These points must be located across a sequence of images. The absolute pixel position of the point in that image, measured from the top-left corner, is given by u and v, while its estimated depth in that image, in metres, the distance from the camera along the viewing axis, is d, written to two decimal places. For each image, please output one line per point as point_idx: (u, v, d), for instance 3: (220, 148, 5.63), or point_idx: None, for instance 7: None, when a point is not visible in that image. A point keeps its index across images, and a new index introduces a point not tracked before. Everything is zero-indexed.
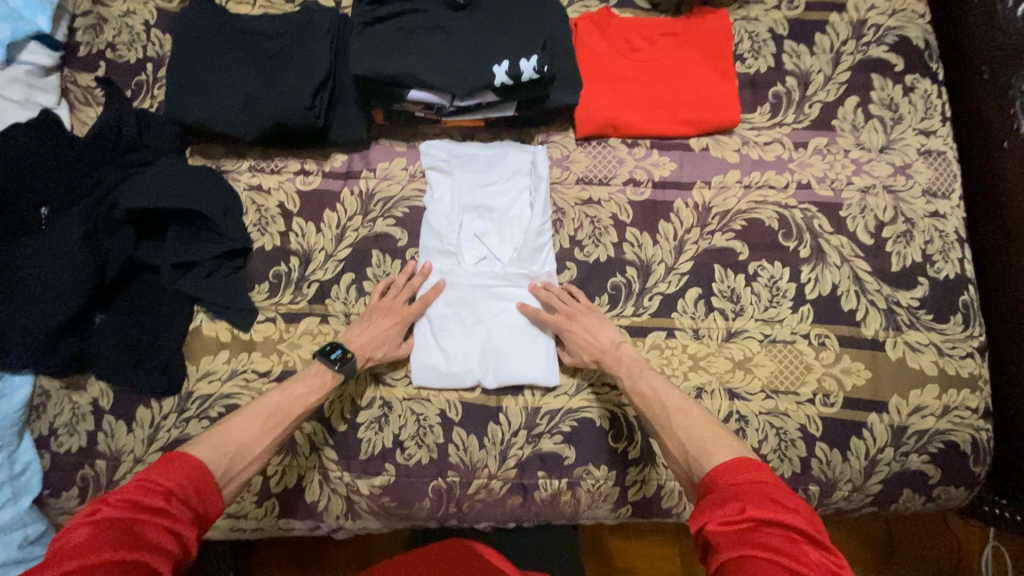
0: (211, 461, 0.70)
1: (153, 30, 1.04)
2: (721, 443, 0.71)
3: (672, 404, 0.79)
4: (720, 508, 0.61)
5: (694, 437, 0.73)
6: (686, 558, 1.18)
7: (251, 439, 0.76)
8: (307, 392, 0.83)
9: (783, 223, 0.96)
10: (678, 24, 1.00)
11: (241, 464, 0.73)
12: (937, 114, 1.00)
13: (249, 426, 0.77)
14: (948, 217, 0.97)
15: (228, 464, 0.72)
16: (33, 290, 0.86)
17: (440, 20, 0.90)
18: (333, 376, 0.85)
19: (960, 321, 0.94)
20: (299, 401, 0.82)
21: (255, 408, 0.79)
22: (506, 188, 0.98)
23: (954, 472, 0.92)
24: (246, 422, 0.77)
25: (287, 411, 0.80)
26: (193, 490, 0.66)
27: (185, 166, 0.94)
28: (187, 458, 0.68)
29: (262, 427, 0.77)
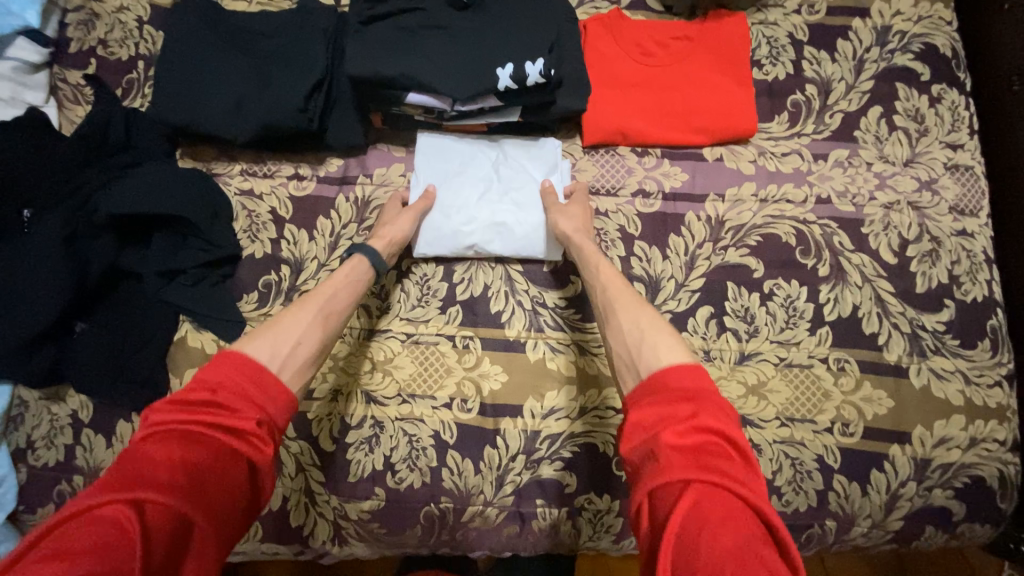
0: (257, 352, 0.64)
1: (145, 27, 1.00)
2: (669, 342, 0.63)
3: (626, 299, 0.71)
4: (670, 416, 0.54)
5: (643, 331, 0.65)
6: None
7: (291, 327, 0.69)
8: (340, 276, 0.78)
9: (801, 240, 0.90)
10: (692, 27, 0.96)
11: (284, 351, 0.66)
12: (965, 126, 0.95)
13: (292, 319, 0.70)
14: (976, 236, 0.91)
15: (271, 350, 0.65)
16: (10, 296, 0.82)
17: (442, 20, 0.85)
18: (360, 262, 0.80)
19: (989, 347, 0.88)
20: (330, 285, 0.76)
21: (297, 303, 0.73)
22: (519, 180, 0.93)
23: (980, 509, 0.86)
24: (294, 312, 0.71)
25: (325, 295, 0.74)
26: (243, 380, 0.60)
27: (172, 169, 0.89)
28: (237, 355, 0.62)
29: (310, 314, 0.71)
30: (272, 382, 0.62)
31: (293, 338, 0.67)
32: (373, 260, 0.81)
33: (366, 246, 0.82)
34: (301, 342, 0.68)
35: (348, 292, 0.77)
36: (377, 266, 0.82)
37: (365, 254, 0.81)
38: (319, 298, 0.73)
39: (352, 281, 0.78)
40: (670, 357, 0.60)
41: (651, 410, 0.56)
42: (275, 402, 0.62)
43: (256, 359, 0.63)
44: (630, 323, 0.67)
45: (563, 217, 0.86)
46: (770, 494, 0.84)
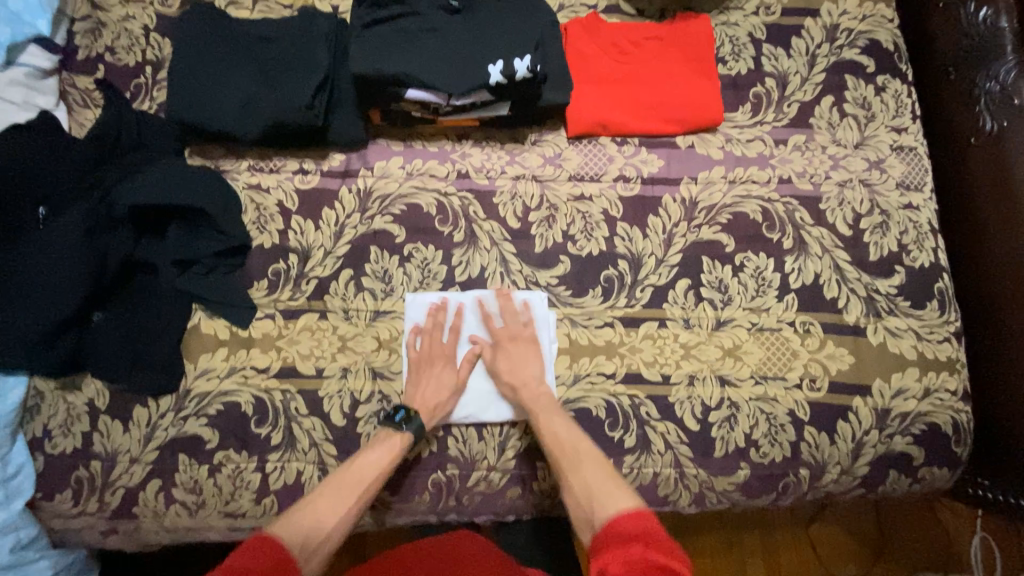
0: (290, 539, 0.70)
1: (151, 35, 1.06)
2: (616, 494, 0.73)
3: (570, 455, 0.80)
4: (621, 551, 0.64)
5: (594, 490, 0.75)
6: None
7: (326, 514, 0.75)
8: (377, 456, 0.83)
9: (767, 216, 1.00)
10: (662, 29, 1.05)
11: (320, 539, 0.72)
12: (908, 112, 1.06)
13: (331, 503, 0.76)
14: (921, 209, 1.02)
15: (305, 538, 0.71)
16: (31, 288, 0.86)
17: (435, 23, 0.93)
18: (403, 438, 0.85)
19: (937, 308, 0.98)
20: (366, 465, 0.82)
21: (332, 484, 0.79)
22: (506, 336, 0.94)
23: (936, 453, 0.95)
24: (329, 496, 0.77)
25: (359, 482, 0.80)
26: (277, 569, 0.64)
27: (184, 166, 0.95)
28: (275, 544, 0.67)
29: (348, 504, 0.77)
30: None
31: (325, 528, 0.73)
32: (415, 437, 0.86)
33: (415, 421, 0.86)
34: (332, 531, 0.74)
35: (379, 471, 0.82)
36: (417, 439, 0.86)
37: (411, 428, 0.85)
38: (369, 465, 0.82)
39: (381, 468, 0.82)
40: (620, 505, 0.71)
41: (605, 555, 0.65)
42: None
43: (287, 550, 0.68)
44: (580, 485, 0.76)
45: (500, 359, 0.92)
46: (748, 447, 0.92)
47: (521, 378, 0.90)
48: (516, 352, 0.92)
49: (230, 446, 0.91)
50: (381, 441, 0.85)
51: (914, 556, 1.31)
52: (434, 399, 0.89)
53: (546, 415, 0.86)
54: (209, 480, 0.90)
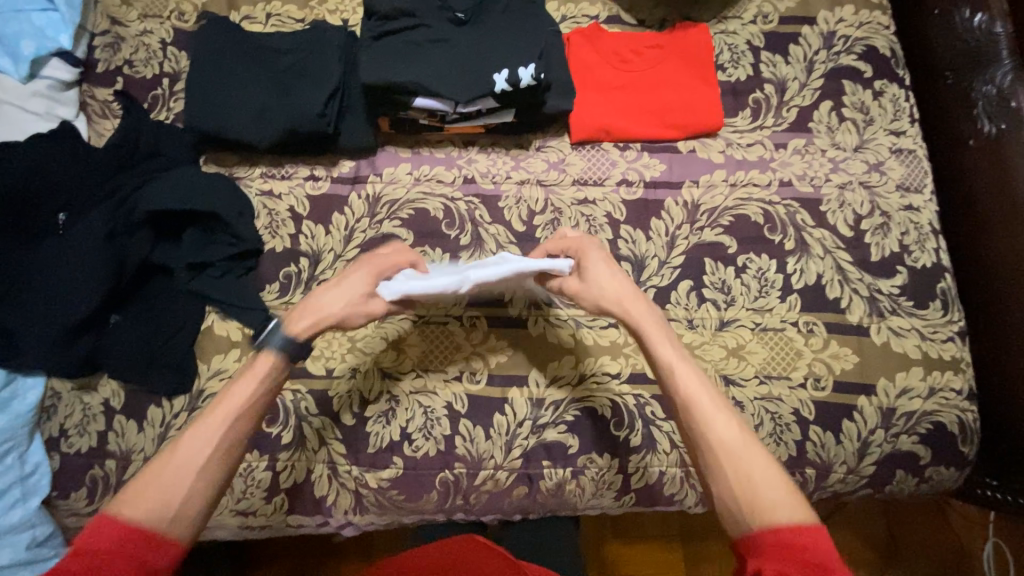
0: (141, 510, 0.57)
1: (169, 48, 1.10)
2: (767, 471, 0.59)
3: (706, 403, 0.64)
4: (784, 558, 0.52)
5: (739, 455, 0.60)
6: (691, 561, 1.19)
7: (187, 460, 0.61)
8: (245, 380, 0.68)
9: (768, 218, 1.02)
10: (662, 38, 1.08)
11: (179, 494, 0.59)
12: (906, 116, 1.08)
13: (189, 444, 0.62)
14: (921, 210, 1.03)
15: (163, 503, 0.58)
16: (51, 291, 0.89)
17: (442, 34, 0.97)
18: (269, 360, 0.70)
19: (939, 307, 0.99)
20: (234, 389, 0.67)
21: (201, 420, 0.64)
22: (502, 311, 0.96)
23: (943, 452, 0.95)
24: (189, 440, 0.62)
25: (223, 416, 0.65)
26: (128, 544, 0.55)
27: (199, 173, 0.98)
28: (116, 521, 0.55)
29: (212, 440, 0.63)
30: (163, 540, 0.57)
31: (184, 485, 0.60)
32: (281, 351, 0.70)
33: (275, 334, 0.72)
34: (196, 484, 0.61)
35: (247, 399, 0.66)
36: (288, 356, 0.71)
37: (275, 345, 0.70)
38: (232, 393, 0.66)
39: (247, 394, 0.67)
40: (772, 491, 0.57)
41: (766, 562, 0.52)
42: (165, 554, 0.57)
43: (137, 522, 0.56)
44: (722, 442, 0.61)
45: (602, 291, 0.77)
46: None
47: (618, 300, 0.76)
48: (607, 276, 0.78)
49: None
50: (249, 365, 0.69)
51: (927, 560, 1.30)
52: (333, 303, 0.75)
53: (664, 348, 0.70)
54: None
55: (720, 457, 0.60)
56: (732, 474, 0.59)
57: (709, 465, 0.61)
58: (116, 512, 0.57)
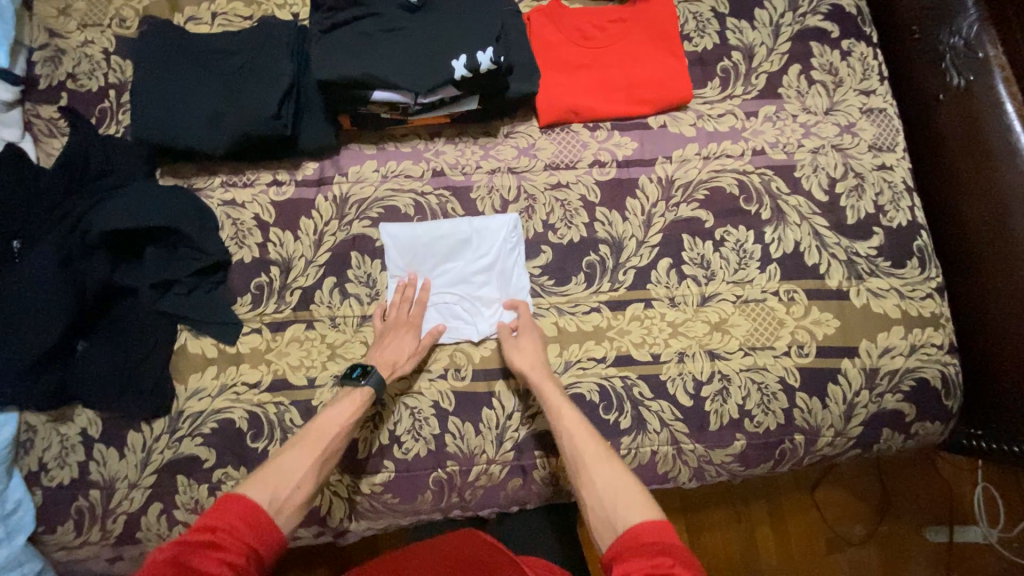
0: (259, 495, 0.69)
1: (111, 58, 1.04)
2: (639, 495, 0.69)
3: (592, 453, 0.77)
4: (646, 561, 0.58)
5: (615, 492, 0.70)
6: None
7: (291, 470, 0.74)
8: (339, 414, 0.83)
9: (743, 189, 1.01)
10: (624, 11, 1.05)
11: (287, 493, 0.71)
12: (874, 74, 1.06)
13: (296, 458, 0.76)
14: (895, 168, 1.03)
15: (272, 497, 0.70)
16: (11, 322, 0.85)
17: (395, 23, 0.93)
18: (363, 393, 0.85)
19: (917, 265, 0.99)
20: (332, 421, 0.82)
21: (297, 444, 0.79)
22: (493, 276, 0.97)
23: (927, 408, 0.96)
24: (293, 454, 0.77)
25: (319, 440, 0.79)
26: (244, 522, 0.64)
27: (156, 187, 0.94)
28: (241, 498, 0.67)
29: (312, 457, 0.77)
30: (269, 521, 0.67)
31: (293, 482, 0.73)
32: (376, 391, 0.86)
33: (371, 375, 0.86)
34: (298, 487, 0.73)
35: (341, 426, 0.82)
36: (379, 394, 0.87)
37: (370, 382, 0.85)
38: (331, 422, 0.82)
39: (341, 425, 0.82)
40: (643, 513, 0.66)
41: (628, 565, 0.59)
42: (265, 541, 0.65)
43: (256, 502, 0.68)
44: (602, 482, 0.72)
45: (516, 349, 0.90)
46: (743, 418, 0.93)
47: (537, 366, 0.88)
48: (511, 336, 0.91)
49: (228, 463, 0.91)
50: (343, 399, 0.85)
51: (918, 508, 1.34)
52: (394, 358, 0.89)
53: (563, 408, 0.83)
54: (211, 499, 0.90)
55: (594, 488, 0.72)
56: (608, 505, 0.69)
57: (591, 506, 0.71)
58: (240, 494, 0.68)
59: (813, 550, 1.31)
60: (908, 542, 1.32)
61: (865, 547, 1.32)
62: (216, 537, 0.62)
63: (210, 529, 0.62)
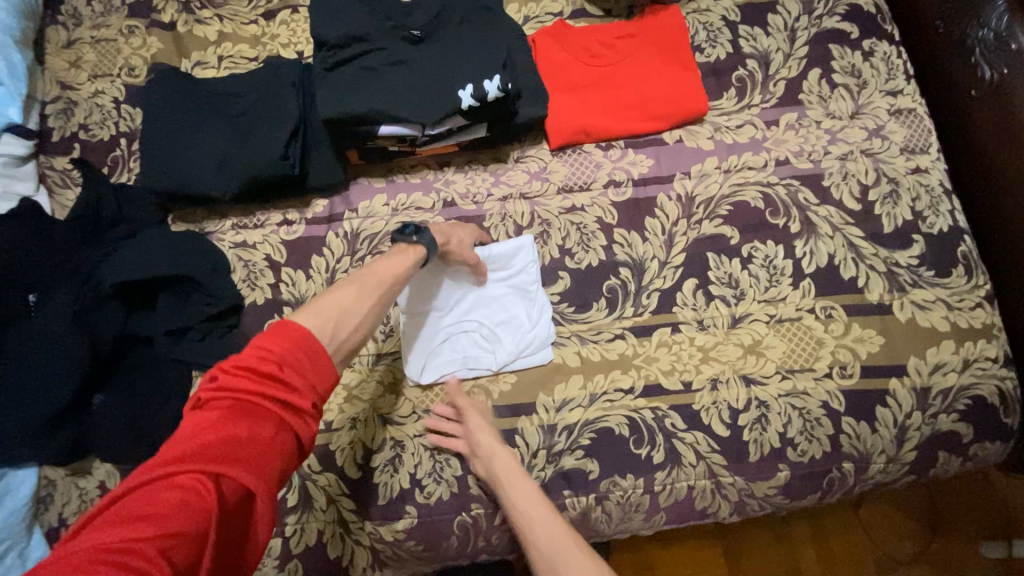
0: (315, 325, 0.62)
1: (122, 106, 1.05)
2: None
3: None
4: None
5: None
6: (731, 558, 1.23)
7: (349, 305, 0.67)
8: (395, 263, 0.76)
9: (768, 202, 0.96)
10: (632, 26, 1.02)
11: (345, 335, 0.65)
12: (901, 74, 1.01)
13: (353, 295, 0.68)
14: (930, 171, 0.96)
15: (331, 331, 0.63)
16: (29, 377, 0.85)
17: (400, 55, 0.91)
18: (417, 250, 0.79)
19: (963, 273, 0.92)
20: (387, 267, 0.74)
21: (355, 278, 0.71)
22: (510, 307, 0.94)
23: (987, 427, 0.89)
24: (349, 291, 0.68)
25: (380, 281, 0.72)
26: (299, 354, 0.58)
27: (168, 233, 0.93)
28: (295, 325, 0.60)
29: (370, 301, 0.69)
30: (328, 362, 0.60)
31: (353, 321, 0.66)
32: (428, 249, 0.80)
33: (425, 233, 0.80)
34: (357, 327, 0.66)
35: (400, 275, 0.74)
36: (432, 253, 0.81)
37: (422, 239, 0.79)
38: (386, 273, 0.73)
39: (401, 271, 0.74)
40: None
41: None
42: (325, 381, 0.60)
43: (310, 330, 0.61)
44: None
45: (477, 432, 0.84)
46: (785, 446, 0.87)
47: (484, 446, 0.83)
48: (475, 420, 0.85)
49: None
50: (398, 250, 0.78)
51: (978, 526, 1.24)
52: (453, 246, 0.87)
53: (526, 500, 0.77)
54: None
55: None
56: None
57: None
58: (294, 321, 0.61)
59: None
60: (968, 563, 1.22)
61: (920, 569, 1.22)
62: (277, 372, 0.56)
63: (268, 356, 0.57)
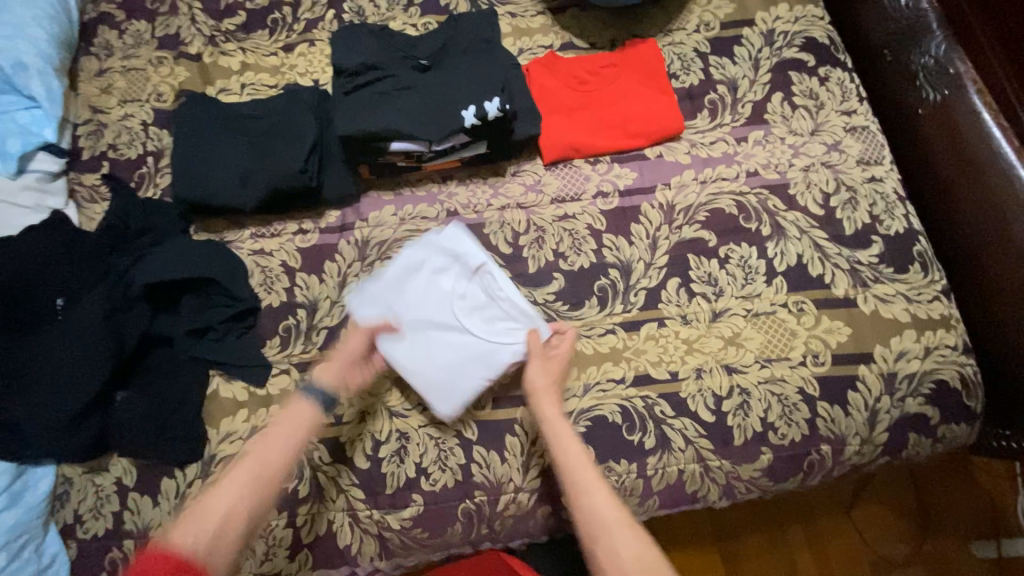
0: (189, 542, 0.64)
1: (150, 128, 1.15)
2: None
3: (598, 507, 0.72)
4: None
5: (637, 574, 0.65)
6: (730, 561, 1.27)
7: (225, 496, 0.69)
8: (282, 441, 0.76)
9: (741, 208, 1.06)
10: (615, 57, 1.15)
11: (210, 541, 0.65)
12: (853, 96, 1.14)
13: (223, 488, 0.69)
14: (884, 180, 1.08)
15: (201, 534, 0.65)
16: (57, 373, 0.89)
17: (409, 81, 1.02)
18: (306, 412, 0.79)
19: (920, 269, 1.02)
20: (268, 446, 0.74)
21: (236, 467, 0.72)
22: (470, 298, 0.97)
23: (951, 410, 0.96)
24: (224, 488, 0.70)
25: (258, 460, 0.73)
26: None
27: (192, 240, 1.01)
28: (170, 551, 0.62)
29: (247, 497, 0.69)
30: None
31: (224, 511, 0.68)
32: (317, 402, 0.80)
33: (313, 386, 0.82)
34: (229, 513, 0.68)
35: (282, 455, 0.74)
36: (323, 408, 0.81)
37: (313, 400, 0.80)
38: (264, 446, 0.74)
39: (285, 447, 0.75)
40: None
41: None
42: None
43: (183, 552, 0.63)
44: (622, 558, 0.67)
45: (540, 372, 0.89)
46: (767, 430, 0.94)
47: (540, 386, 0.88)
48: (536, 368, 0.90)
49: None
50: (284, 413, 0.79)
51: (967, 525, 1.29)
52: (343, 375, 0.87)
53: (559, 432, 0.82)
54: None
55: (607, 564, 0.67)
56: None
57: None
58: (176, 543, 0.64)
59: (859, 575, 1.25)
60: (956, 559, 1.27)
61: (913, 567, 1.26)
62: None
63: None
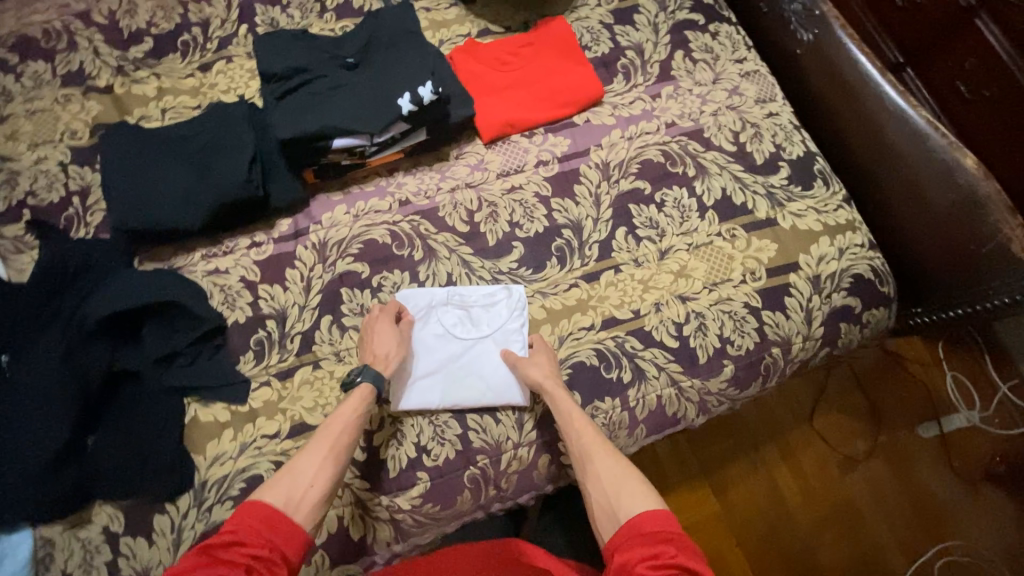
0: (274, 500, 0.75)
1: (70, 167, 1.09)
2: (638, 491, 0.77)
3: (591, 445, 0.85)
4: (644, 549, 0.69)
5: (615, 488, 0.78)
6: (720, 489, 1.39)
7: (303, 469, 0.80)
8: (347, 410, 0.88)
9: (667, 155, 1.17)
10: (530, 36, 1.23)
11: (302, 492, 0.78)
12: (742, 46, 1.28)
13: (307, 459, 0.81)
14: (780, 113, 1.23)
15: (287, 497, 0.76)
16: (20, 428, 0.85)
17: (340, 80, 1.07)
18: (363, 391, 0.91)
19: (823, 184, 1.17)
20: (337, 421, 0.87)
21: (314, 440, 0.85)
22: (470, 317, 1.03)
23: (870, 297, 1.11)
24: (307, 456, 0.82)
25: (330, 436, 0.85)
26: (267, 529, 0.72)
27: (142, 270, 0.98)
28: (260, 508, 0.73)
29: (322, 455, 0.82)
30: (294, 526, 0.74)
31: (308, 479, 0.79)
32: (373, 384, 0.91)
33: (367, 370, 0.92)
34: (314, 485, 0.79)
35: (350, 429, 0.86)
36: (379, 386, 0.91)
37: (366, 378, 0.91)
38: (332, 431, 0.85)
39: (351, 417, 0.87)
40: (638, 506, 0.75)
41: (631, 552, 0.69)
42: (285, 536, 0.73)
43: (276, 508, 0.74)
44: (606, 474, 0.81)
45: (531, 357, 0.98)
46: (725, 344, 1.04)
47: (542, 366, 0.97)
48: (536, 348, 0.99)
49: None
50: (349, 398, 0.90)
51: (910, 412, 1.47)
52: (385, 350, 0.95)
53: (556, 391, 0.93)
54: None
55: (593, 486, 0.80)
56: (610, 500, 0.78)
57: (595, 503, 0.79)
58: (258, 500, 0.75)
59: (829, 477, 1.40)
60: (907, 444, 1.44)
61: (874, 461, 1.42)
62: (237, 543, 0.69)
63: (235, 537, 0.70)
